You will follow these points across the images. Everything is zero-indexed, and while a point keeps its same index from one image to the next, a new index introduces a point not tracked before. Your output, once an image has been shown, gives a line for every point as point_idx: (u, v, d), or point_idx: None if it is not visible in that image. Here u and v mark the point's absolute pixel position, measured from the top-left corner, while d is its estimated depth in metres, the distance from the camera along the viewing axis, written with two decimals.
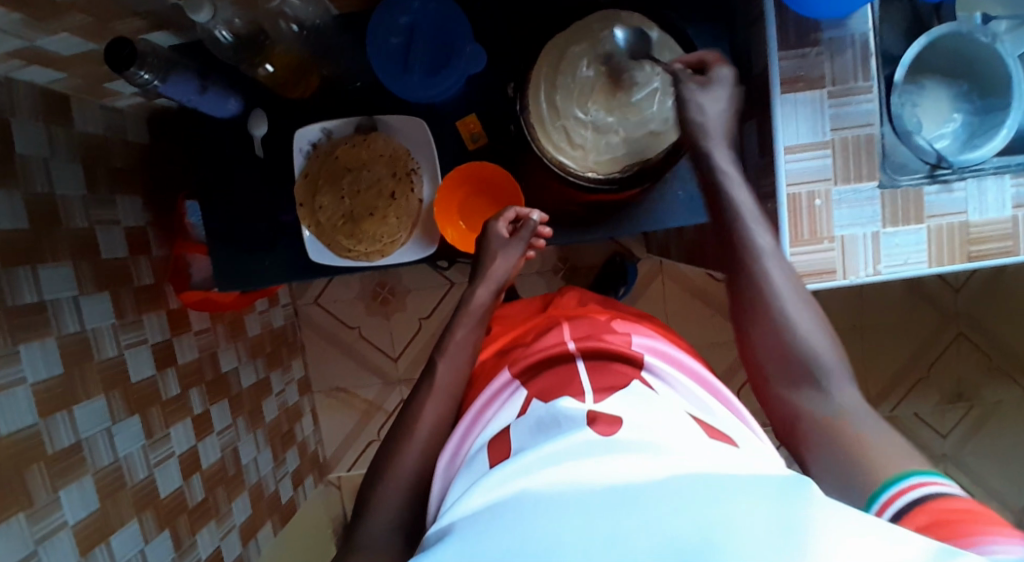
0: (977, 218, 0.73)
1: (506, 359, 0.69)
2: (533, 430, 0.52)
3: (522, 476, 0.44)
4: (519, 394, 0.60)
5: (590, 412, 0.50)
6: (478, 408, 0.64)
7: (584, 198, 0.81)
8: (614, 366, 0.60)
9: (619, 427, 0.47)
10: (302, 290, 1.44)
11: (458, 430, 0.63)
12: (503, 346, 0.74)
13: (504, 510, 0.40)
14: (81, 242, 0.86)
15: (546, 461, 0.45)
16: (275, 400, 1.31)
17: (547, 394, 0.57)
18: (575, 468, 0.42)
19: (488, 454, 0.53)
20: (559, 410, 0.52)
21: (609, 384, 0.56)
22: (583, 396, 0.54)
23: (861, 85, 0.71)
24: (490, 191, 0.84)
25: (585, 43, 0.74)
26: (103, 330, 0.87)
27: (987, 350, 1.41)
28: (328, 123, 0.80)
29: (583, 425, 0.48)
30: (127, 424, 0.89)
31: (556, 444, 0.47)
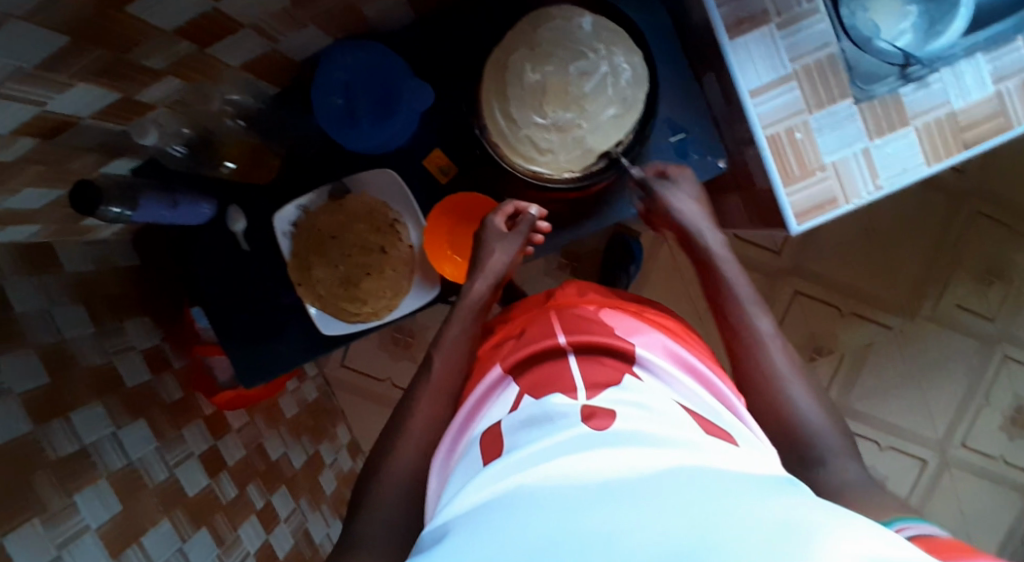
0: (962, 105, 0.71)
1: (494, 356, 0.69)
2: (524, 424, 0.53)
3: (520, 474, 0.45)
4: (511, 390, 0.61)
5: (586, 407, 0.52)
6: (472, 406, 0.64)
7: (544, 195, 0.81)
8: (602, 359, 0.60)
9: (614, 420, 0.49)
10: (326, 357, 1.45)
11: (455, 424, 0.64)
12: (491, 343, 0.74)
13: (497, 508, 0.42)
14: (103, 378, 0.87)
15: (541, 456, 0.46)
16: (331, 470, 1.31)
17: (538, 388, 0.58)
18: (569, 464, 0.44)
19: (482, 449, 0.54)
20: (551, 408, 0.53)
21: (601, 380, 0.57)
22: (574, 393, 0.55)
23: (806, 8, 0.70)
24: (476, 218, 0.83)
25: (525, 48, 0.73)
26: (148, 455, 0.89)
27: (1011, 222, 1.36)
28: (302, 200, 0.80)
29: (577, 421, 0.50)
30: (196, 539, 0.90)
31: (552, 439, 0.48)
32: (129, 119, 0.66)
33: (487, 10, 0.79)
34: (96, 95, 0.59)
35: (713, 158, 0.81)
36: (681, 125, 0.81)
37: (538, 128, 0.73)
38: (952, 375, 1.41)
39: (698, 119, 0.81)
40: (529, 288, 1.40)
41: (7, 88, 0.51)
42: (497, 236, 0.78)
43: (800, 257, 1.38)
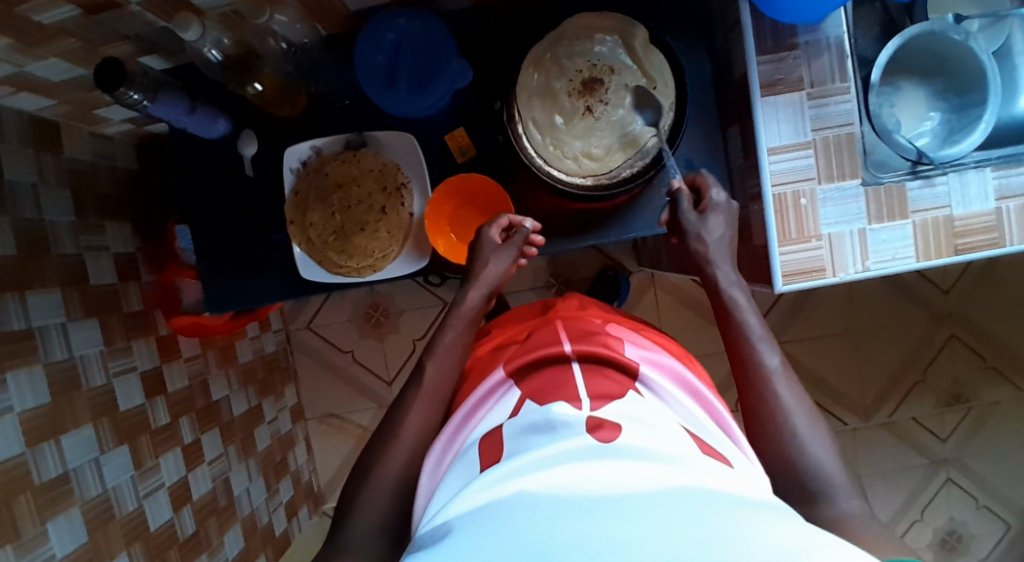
0: (961, 212, 0.75)
1: (500, 358, 0.70)
2: (524, 430, 0.53)
3: (518, 479, 0.45)
4: (512, 394, 0.61)
5: (590, 418, 0.52)
6: (472, 407, 0.64)
7: (571, 205, 0.82)
8: (607, 372, 0.61)
9: (619, 432, 0.49)
10: (293, 315, 1.43)
11: (451, 425, 0.65)
12: (496, 344, 0.76)
13: (496, 510, 0.43)
14: (70, 268, 0.85)
15: (541, 464, 0.46)
16: (267, 427, 1.28)
17: (540, 396, 0.58)
18: (568, 471, 0.44)
19: (479, 454, 0.54)
20: (551, 414, 0.53)
21: (604, 392, 0.57)
22: (579, 402, 0.55)
23: (838, 86, 0.73)
24: (478, 202, 0.84)
25: (551, 56, 0.74)
26: (91, 358, 0.86)
27: (980, 350, 1.41)
28: (318, 141, 0.81)
29: (582, 431, 0.50)
30: (115, 454, 0.86)
31: (550, 446, 0.48)
32: (168, 12, 0.66)
33: (543, 12, 0.81)
34: None
35: None
36: (699, 165, 0.83)
37: (546, 119, 0.74)
38: (895, 485, 1.43)
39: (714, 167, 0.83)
40: (512, 298, 1.41)
41: None
42: (493, 250, 0.78)
43: (776, 333, 1.41)
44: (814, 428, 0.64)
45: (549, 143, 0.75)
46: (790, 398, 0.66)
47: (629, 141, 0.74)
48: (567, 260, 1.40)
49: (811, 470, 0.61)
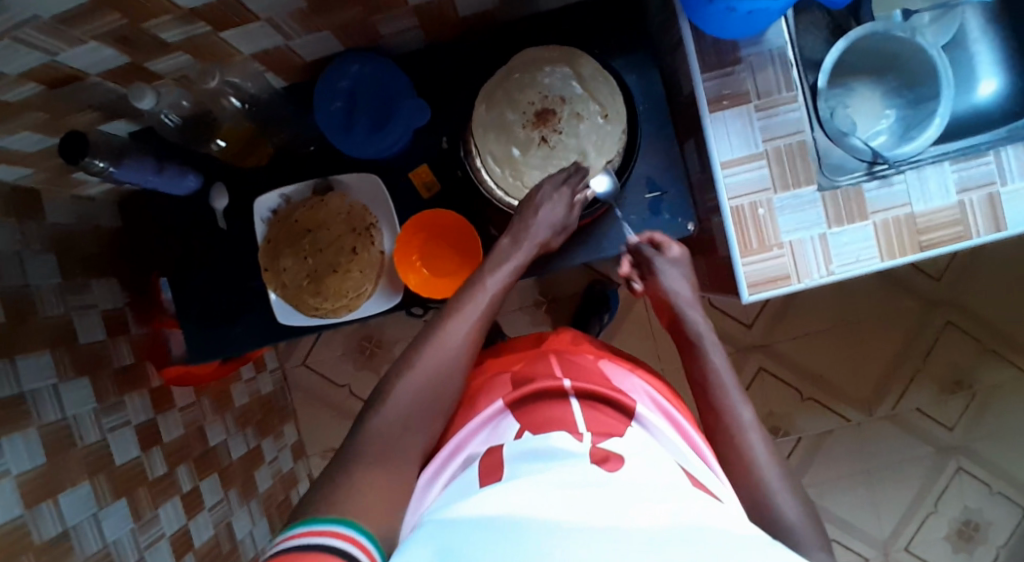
0: (922, 208, 0.76)
1: (493, 385, 0.71)
2: (525, 457, 0.56)
3: (526, 499, 0.47)
4: (512, 425, 0.63)
5: (598, 451, 0.56)
6: (465, 434, 0.65)
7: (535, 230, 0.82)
8: (602, 410, 0.64)
9: (623, 465, 0.53)
10: (288, 352, 1.45)
11: (446, 447, 0.65)
12: (489, 371, 0.77)
13: (503, 522, 0.44)
14: (59, 329, 0.88)
15: (546, 488, 0.48)
16: (268, 467, 1.29)
17: (538, 427, 0.61)
18: (573, 497, 0.46)
19: (479, 471, 0.58)
20: (554, 445, 0.56)
21: (605, 429, 0.60)
22: (580, 435, 0.59)
23: (785, 95, 0.74)
24: (449, 236, 0.84)
25: (501, 91, 0.76)
26: (84, 415, 0.88)
27: (978, 335, 1.40)
28: (285, 189, 0.83)
29: (586, 457, 0.54)
30: (113, 508, 0.88)
31: (554, 475, 0.51)
32: (128, 80, 0.69)
33: (494, 46, 0.83)
34: (105, 55, 0.62)
35: (684, 220, 0.83)
36: (659, 184, 0.83)
37: (503, 148, 0.76)
38: (905, 477, 1.41)
39: (675, 180, 0.83)
40: (503, 319, 1.42)
41: (20, 33, 0.53)
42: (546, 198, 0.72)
43: (769, 334, 1.40)
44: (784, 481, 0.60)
45: (506, 170, 0.76)
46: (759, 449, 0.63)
47: (585, 167, 0.75)
48: (555, 277, 1.41)
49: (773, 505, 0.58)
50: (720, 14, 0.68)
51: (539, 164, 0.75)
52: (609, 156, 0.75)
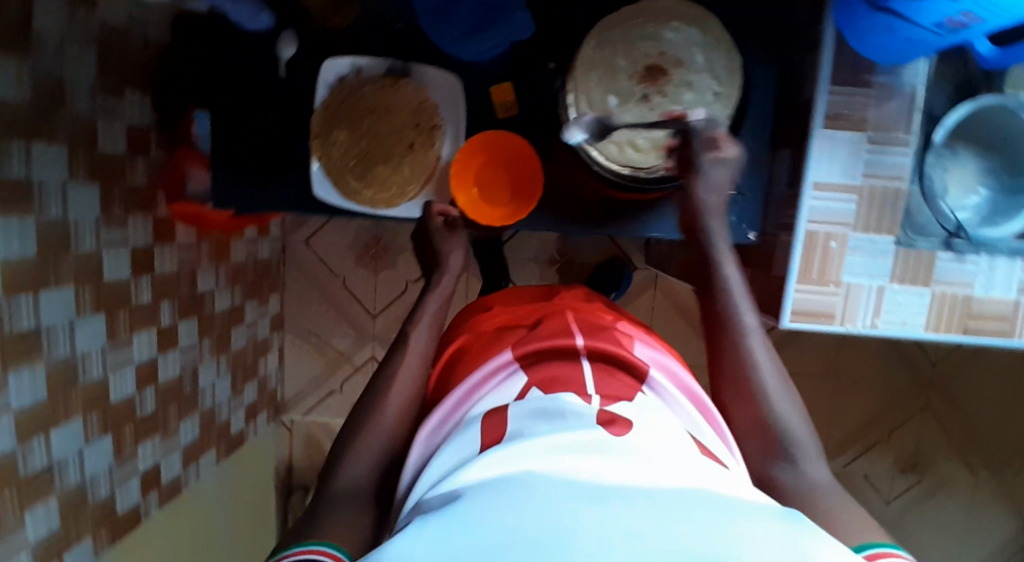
0: (980, 294, 0.74)
1: (505, 339, 0.68)
2: (530, 414, 0.53)
3: (524, 460, 0.46)
4: (518, 380, 0.60)
5: (602, 414, 0.53)
6: (469, 384, 0.62)
7: (614, 192, 0.77)
8: (614, 372, 0.61)
9: (629, 429, 0.50)
10: (293, 227, 1.41)
11: (444, 406, 0.62)
12: (501, 323, 0.73)
13: (505, 483, 0.43)
14: (81, 126, 0.81)
15: (542, 449, 0.47)
16: (245, 329, 1.28)
17: (546, 385, 0.58)
18: (574, 462, 0.45)
19: (481, 431, 0.53)
20: (562, 404, 0.54)
21: (614, 392, 0.57)
22: (588, 397, 0.55)
23: (902, 137, 0.71)
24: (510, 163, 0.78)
25: (619, 31, 0.70)
26: (85, 222, 0.83)
27: (949, 427, 1.42)
28: (359, 60, 0.77)
29: (595, 425, 0.50)
30: (90, 320, 0.85)
31: (561, 435, 0.49)
32: None
33: None
34: None
35: (747, 227, 0.79)
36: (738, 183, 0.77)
37: (600, 95, 0.71)
38: None
39: (755, 185, 0.78)
40: (512, 264, 1.39)
41: None
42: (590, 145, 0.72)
43: None
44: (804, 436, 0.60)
45: (594, 119, 0.71)
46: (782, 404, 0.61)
47: (677, 145, 0.71)
48: (576, 241, 1.39)
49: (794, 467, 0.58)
50: (877, 33, 0.64)
51: (630, 124, 0.71)
52: None
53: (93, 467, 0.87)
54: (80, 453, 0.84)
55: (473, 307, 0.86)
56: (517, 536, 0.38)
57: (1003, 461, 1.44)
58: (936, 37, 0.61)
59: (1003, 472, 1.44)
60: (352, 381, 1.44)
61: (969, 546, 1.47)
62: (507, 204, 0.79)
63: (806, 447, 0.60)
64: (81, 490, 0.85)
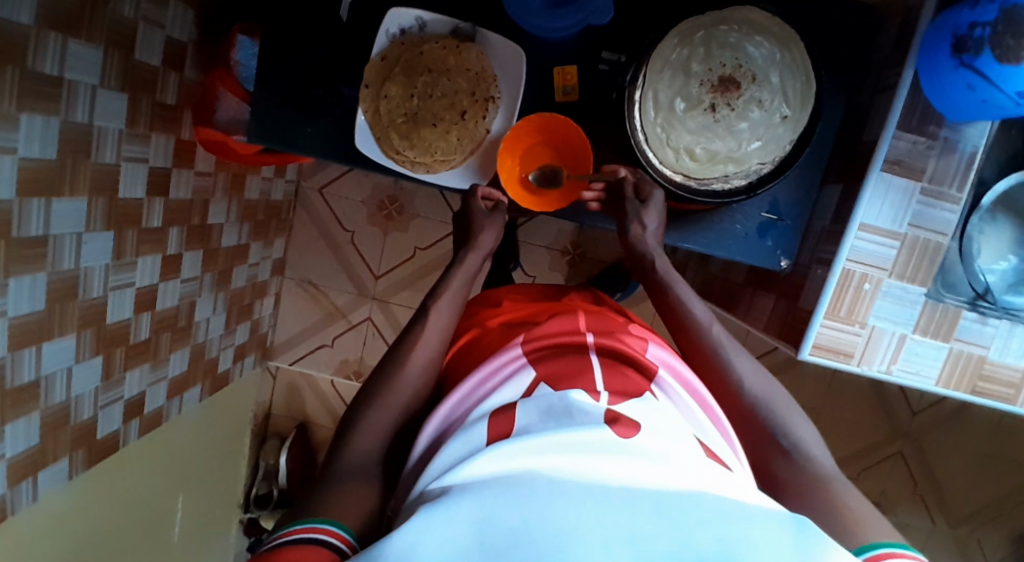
0: (994, 358, 0.76)
1: (517, 333, 0.67)
2: (540, 413, 0.52)
3: (529, 458, 0.45)
4: (527, 373, 0.59)
5: (609, 412, 0.51)
6: (480, 373, 0.61)
7: None
8: (626, 371, 0.60)
9: (636, 431, 0.49)
10: (310, 172, 1.37)
11: (453, 398, 0.60)
12: (512, 319, 0.72)
13: (510, 483, 0.42)
14: (122, 31, 0.77)
15: (548, 446, 0.46)
16: (246, 269, 1.25)
17: (555, 380, 0.57)
18: (581, 462, 0.44)
19: (488, 425, 0.51)
20: (570, 399, 0.52)
21: (623, 389, 0.56)
22: (597, 394, 0.54)
23: (953, 193, 0.71)
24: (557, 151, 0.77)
25: (702, 35, 0.69)
26: (109, 131, 0.79)
27: (917, 475, 1.47)
28: (426, 14, 0.74)
29: (601, 423, 0.49)
30: (99, 236, 0.81)
31: (567, 432, 0.47)
32: None
33: None
34: None
35: (781, 254, 0.79)
36: (780, 209, 0.78)
37: (667, 96, 0.70)
38: None
39: (798, 213, 0.78)
40: (524, 248, 1.38)
41: None
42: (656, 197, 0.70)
43: None
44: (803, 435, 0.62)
45: (656, 119, 0.70)
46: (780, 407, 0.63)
47: (733, 159, 0.71)
48: (593, 235, 1.38)
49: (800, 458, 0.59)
50: (955, 88, 0.63)
51: (692, 131, 0.70)
52: (761, 161, 0.70)
53: (78, 385, 0.84)
54: (68, 370, 0.81)
55: (484, 300, 0.83)
56: (523, 536, 0.37)
57: (962, 515, 1.49)
58: (1014, 105, 0.60)
59: (961, 525, 1.49)
60: (344, 338, 1.42)
61: None
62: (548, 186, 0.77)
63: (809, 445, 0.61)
64: (64, 409, 0.83)
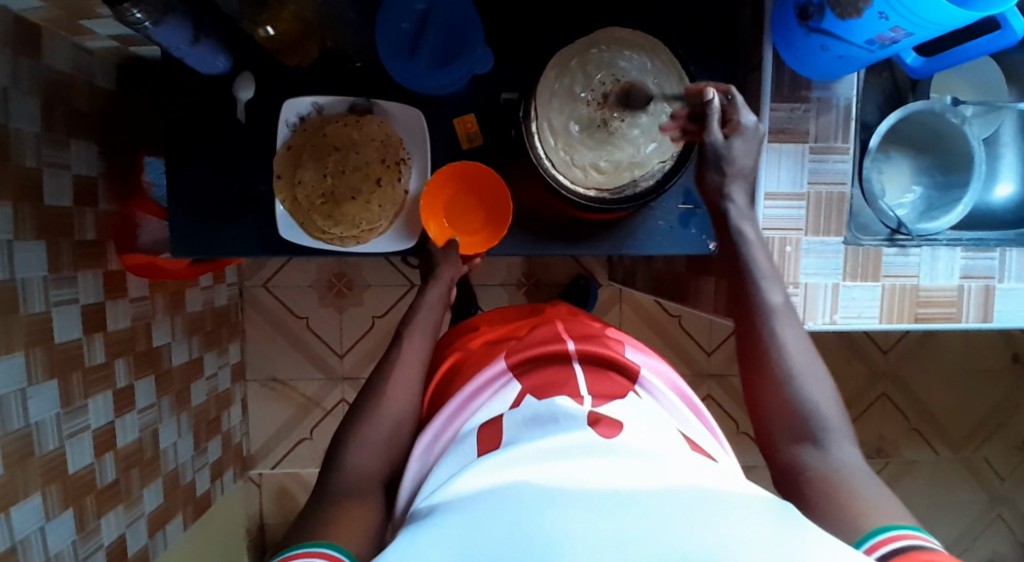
0: (926, 283, 0.80)
1: (498, 350, 0.68)
2: (528, 422, 0.53)
3: (517, 467, 0.46)
4: (513, 387, 0.60)
5: (591, 414, 0.53)
6: (466, 393, 0.62)
7: (581, 215, 0.80)
8: (611, 374, 0.62)
9: (620, 430, 0.50)
10: (251, 271, 1.37)
11: (443, 415, 0.62)
12: (495, 336, 0.74)
13: (496, 495, 0.43)
14: (26, 182, 0.78)
15: (535, 456, 0.47)
16: (205, 382, 1.23)
17: (540, 391, 0.58)
18: (565, 466, 0.45)
19: (478, 439, 0.53)
20: (556, 406, 0.54)
21: (607, 392, 0.58)
22: (580, 398, 0.56)
23: (839, 145, 0.76)
24: (478, 191, 0.80)
25: (577, 62, 0.74)
26: (33, 281, 0.78)
27: (906, 412, 1.50)
28: (321, 99, 0.77)
29: (585, 426, 0.51)
30: (44, 387, 0.80)
31: (553, 439, 0.49)
32: None
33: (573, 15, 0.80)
34: None
35: (707, 238, 0.82)
36: (694, 197, 0.82)
37: (563, 122, 0.75)
38: None
39: None
40: (479, 292, 1.40)
41: None
42: (745, 124, 0.70)
43: (724, 366, 1.47)
44: (839, 425, 0.59)
45: (557, 142, 0.75)
46: (821, 395, 0.61)
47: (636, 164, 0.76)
48: (541, 264, 1.41)
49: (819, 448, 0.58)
50: (813, 52, 0.69)
51: (592, 147, 0.75)
52: (661, 159, 0.75)
53: (54, 545, 0.81)
54: (40, 531, 0.79)
55: (462, 327, 0.84)
56: (508, 538, 0.38)
57: (958, 439, 1.53)
58: (867, 54, 0.66)
59: (962, 448, 1.53)
60: (323, 426, 1.40)
61: (935, 526, 1.54)
62: (473, 231, 0.81)
63: (837, 429, 0.59)
64: None
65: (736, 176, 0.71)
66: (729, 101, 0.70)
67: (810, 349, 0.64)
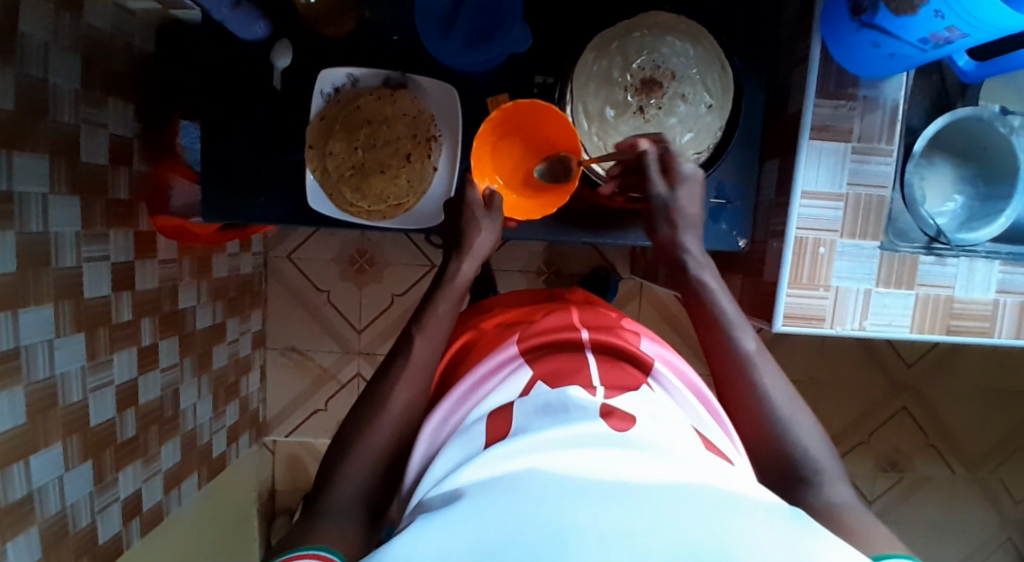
0: (961, 295, 0.78)
1: (510, 333, 0.68)
2: (539, 412, 0.53)
3: (528, 455, 0.46)
4: (523, 373, 0.60)
5: (603, 406, 0.52)
6: (475, 377, 0.62)
7: (610, 204, 0.79)
8: (623, 366, 0.61)
9: (633, 424, 0.50)
10: (276, 241, 1.38)
11: (453, 397, 0.61)
12: (506, 320, 0.73)
13: (506, 484, 0.42)
14: (64, 138, 0.79)
15: (547, 444, 0.47)
16: (226, 347, 1.24)
17: (553, 379, 0.58)
18: (576, 456, 0.45)
19: (487, 427, 0.53)
20: (568, 396, 0.53)
21: (620, 383, 0.57)
22: (593, 389, 0.55)
23: (883, 147, 0.74)
24: (524, 133, 0.76)
25: (618, 45, 0.73)
26: (66, 236, 0.80)
27: (925, 428, 1.47)
28: (356, 71, 0.76)
29: (597, 418, 0.50)
30: (70, 341, 0.81)
31: (565, 429, 0.49)
32: None
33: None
34: None
35: (737, 234, 0.80)
36: (727, 192, 0.79)
37: (598, 105, 0.74)
38: None
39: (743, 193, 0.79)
40: (499, 276, 1.40)
41: None
42: (685, 172, 0.68)
43: None
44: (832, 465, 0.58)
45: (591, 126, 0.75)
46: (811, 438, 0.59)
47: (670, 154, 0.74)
48: (563, 252, 1.40)
49: (814, 487, 0.56)
50: (862, 48, 0.67)
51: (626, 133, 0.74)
52: (698, 150, 0.74)
53: (72, 494, 0.83)
54: (59, 480, 0.81)
55: (474, 310, 0.84)
56: (517, 536, 0.37)
57: (977, 458, 1.49)
58: (919, 52, 0.64)
59: (979, 468, 1.50)
60: (337, 398, 1.41)
61: (946, 544, 1.51)
62: (529, 171, 0.76)
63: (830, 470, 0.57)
64: (61, 519, 0.82)
65: (689, 232, 0.68)
66: (664, 156, 0.68)
67: (790, 389, 0.62)
